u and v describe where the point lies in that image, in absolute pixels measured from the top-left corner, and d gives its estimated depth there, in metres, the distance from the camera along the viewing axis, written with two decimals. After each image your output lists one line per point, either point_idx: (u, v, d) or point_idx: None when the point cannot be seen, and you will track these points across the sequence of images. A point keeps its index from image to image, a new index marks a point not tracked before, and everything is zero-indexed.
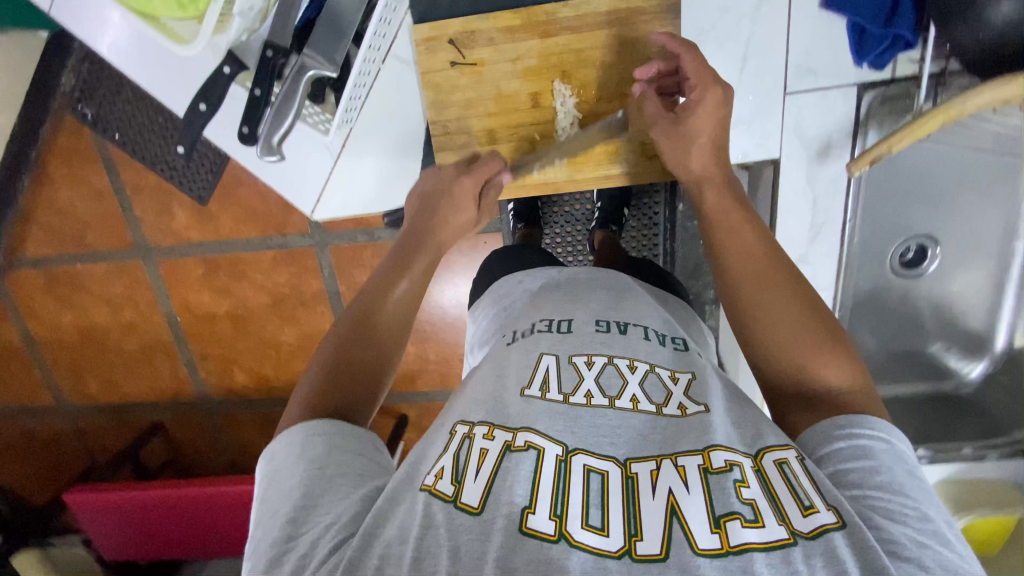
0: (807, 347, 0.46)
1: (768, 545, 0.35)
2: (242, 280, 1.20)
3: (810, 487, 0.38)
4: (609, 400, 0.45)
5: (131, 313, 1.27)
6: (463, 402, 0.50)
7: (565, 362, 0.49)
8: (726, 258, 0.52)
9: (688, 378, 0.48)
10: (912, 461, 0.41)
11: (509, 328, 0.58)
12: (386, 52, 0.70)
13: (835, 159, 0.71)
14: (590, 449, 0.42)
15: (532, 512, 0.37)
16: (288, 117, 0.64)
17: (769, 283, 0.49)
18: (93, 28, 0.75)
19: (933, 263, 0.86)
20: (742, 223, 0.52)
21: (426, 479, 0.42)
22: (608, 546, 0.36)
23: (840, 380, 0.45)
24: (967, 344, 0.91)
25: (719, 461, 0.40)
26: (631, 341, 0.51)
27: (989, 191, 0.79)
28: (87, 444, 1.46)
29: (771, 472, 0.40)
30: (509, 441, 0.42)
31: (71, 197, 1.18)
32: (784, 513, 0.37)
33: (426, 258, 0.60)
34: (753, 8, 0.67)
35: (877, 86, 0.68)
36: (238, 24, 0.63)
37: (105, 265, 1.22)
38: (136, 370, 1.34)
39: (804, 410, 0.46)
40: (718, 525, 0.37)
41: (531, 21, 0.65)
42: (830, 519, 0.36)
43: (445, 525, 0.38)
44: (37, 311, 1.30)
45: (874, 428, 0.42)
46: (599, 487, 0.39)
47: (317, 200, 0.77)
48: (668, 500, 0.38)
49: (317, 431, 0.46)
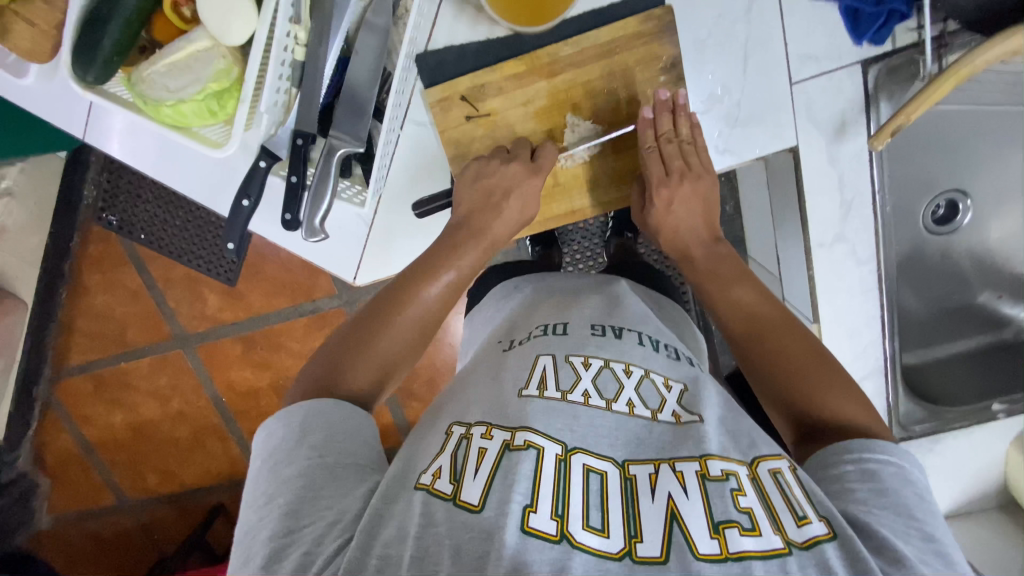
0: (819, 388, 0.54)
1: (766, 553, 0.42)
2: (280, 351, 1.24)
3: (803, 498, 0.45)
4: (606, 402, 0.52)
5: (177, 402, 1.31)
6: (458, 404, 0.56)
7: (561, 361, 0.55)
8: (730, 320, 0.60)
9: (681, 387, 0.55)
10: (920, 485, 0.47)
11: (506, 335, 0.63)
12: (404, 117, 0.73)
13: (852, 136, 0.72)
14: (588, 450, 0.48)
15: (533, 511, 0.43)
16: (325, 199, 0.67)
17: (772, 335, 0.58)
18: (112, 143, 0.80)
19: (967, 216, 0.87)
20: (742, 284, 0.61)
21: (424, 478, 0.47)
22: (609, 547, 0.42)
23: (851, 415, 0.52)
24: (1016, 289, 0.90)
25: (716, 470, 0.46)
26: (624, 345, 0.57)
27: (1009, 136, 0.81)
28: (152, 538, 1.46)
29: (765, 480, 0.47)
30: (508, 440, 0.48)
31: (108, 301, 1.24)
32: (780, 523, 0.44)
33: (474, 253, 0.63)
34: (745, 9, 0.70)
35: (879, 60, 0.69)
36: (267, 119, 0.65)
37: (148, 360, 1.27)
38: (190, 456, 1.36)
39: (810, 441, 0.54)
40: (718, 531, 0.43)
41: (535, 64, 0.68)
42: (822, 530, 0.43)
43: (445, 524, 0.43)
44: (88, 415, 1.34)
45: (885, 453, 0.48)
46: (597, 487, 0.46)
47: (357, 267, 0.80)
48: (667, 504, 0.45)
49: (317, 413, 0.50)
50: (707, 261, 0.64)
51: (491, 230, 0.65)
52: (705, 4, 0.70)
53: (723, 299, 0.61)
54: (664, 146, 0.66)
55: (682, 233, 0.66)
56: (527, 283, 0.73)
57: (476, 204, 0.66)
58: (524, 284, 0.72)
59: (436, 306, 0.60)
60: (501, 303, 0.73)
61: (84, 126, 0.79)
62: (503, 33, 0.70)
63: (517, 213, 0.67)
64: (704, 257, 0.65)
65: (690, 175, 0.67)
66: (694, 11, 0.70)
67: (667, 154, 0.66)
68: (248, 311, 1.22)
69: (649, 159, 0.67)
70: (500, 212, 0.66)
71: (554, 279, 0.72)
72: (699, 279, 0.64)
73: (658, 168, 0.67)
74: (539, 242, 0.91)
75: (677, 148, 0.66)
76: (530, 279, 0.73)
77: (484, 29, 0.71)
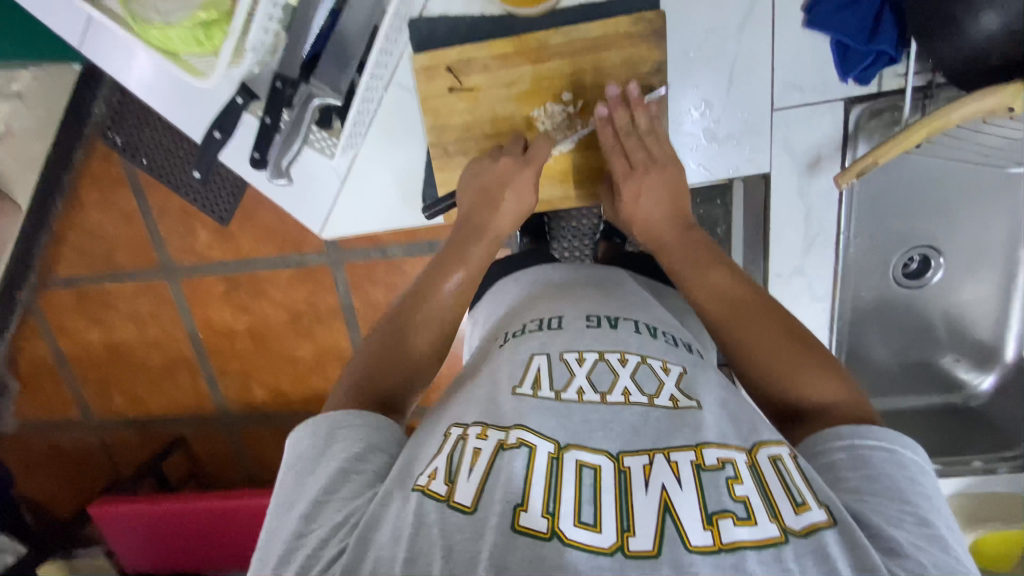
0: (801, 372, 0.50)
1: (761, 544, 0.38)
2: (261, 297, 1.24)
3: (802, 484, 0.42)
4: (602, 396, 0.48)
5: (154, 329, 1.32)
6: (458, 407, 0.53)
7: (555, 359, 0.52)
8: (703, 301, 0.56)
9: (679, 371, 0.52)
10: (914, 468, 0.44)
11: (501, 331, 0.63)
12: (389, 79, 0.74)
13: (824, 171, 0.74)
14: (582, 444, 0.44)
15: (524, 509, 0.40)
16: (296, 141, 0.71)
17: (750, 318, 0.53)
18: (122, 64, 0.80)
19: (937, 273, 0.86)
20: (717, 264, 0.56)
21: (419, 480, 0.44)
22: (601, 542, 0.39)
23: (831, 396, 0.49)
24: (977, 356, 0.90)
25: (711, 459, 0.42)
26: (620, 335, 0.55)
27: (991, 202, 0.80)
28: (113, 458, 1.50)
29: (765, 468, 0.43)
30: (501, 439, 0.45)
31: (102, 220, 1.24)
32: (777, 511, 0.40)
33: (483, 246, 0.64)
34: (738, 28, 0.70)
35: (863, 100, 0.70)
36: (250, 58, 0.66)
37: (131, 284, 1.28)
38: (159, 384, 1.39)
39: (795, 425, 0.51)
40: (711, 522, 0.39)
41: (524, 47, 0.69)
42: (822, 518, 0.40)
43: (438, 525, 0.41)
44: (68, 328, 1.36)
45: (877, 438, 0.45)
46: (591, 482, 0.42)
47: (324, 220, 0.82)
48: (661, 496, 0.41)
49: (342, 424, 0.51)
50: (687, 242, 0.60)
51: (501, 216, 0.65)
52: (699, 18, 0.70)
53: (698, 282, 0.56)
54: (624, 142, 0.66)
55: (656, 225, 0.62)
56: (525, 274, 0.73)
57: (476, 201, 0.66)
58: (523, 276, 0.72)
59: (454, 301, 0.61)
60: (498, 296, 0.73)
61: (84, 38, 0.80)
62: (497, 11, 0.70)
63: (516, 209, 0.66)
64: (680, 242, 0.60)
65: (655, 167, 0.64)
66: (687, 23, 0.70)
67: (629, 150, 0.66)
68: (237, 252, 1.21)
69: (611, 158, 0.66)
70: (498, 206, 0.66)
71: (561, 270, 0.71)
72: (673, 264, 0.59)
73: (624, 162, 0.66)
74: (527, 233, 0.93)
75: (637, 142, 0.66)
76: (527, 270, 0.74)
77: (478, 4, 0.71)
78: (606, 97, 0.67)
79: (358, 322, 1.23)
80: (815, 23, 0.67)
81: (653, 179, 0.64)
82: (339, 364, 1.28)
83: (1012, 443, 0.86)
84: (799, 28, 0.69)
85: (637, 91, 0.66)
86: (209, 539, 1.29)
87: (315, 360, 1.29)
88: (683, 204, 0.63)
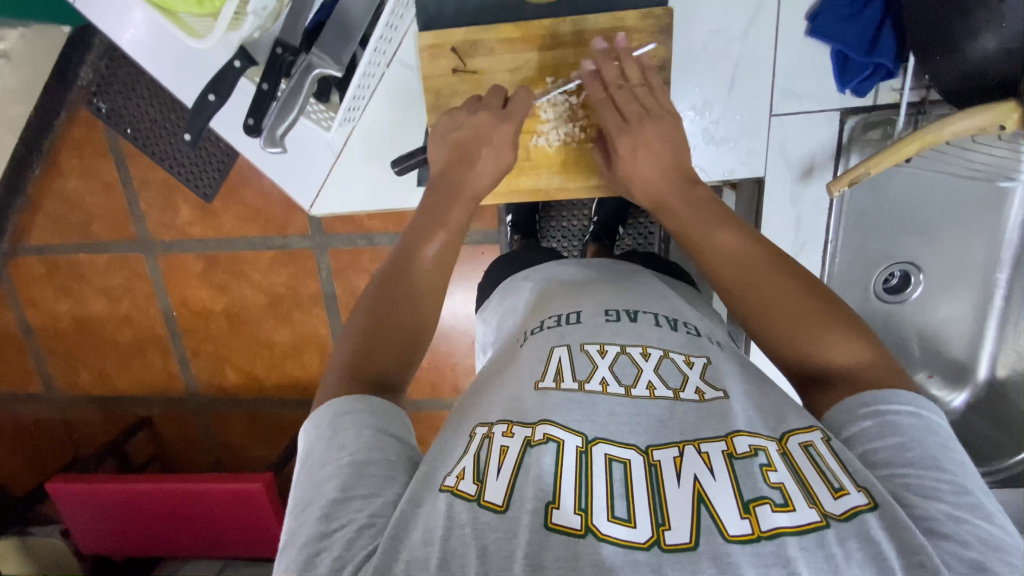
0: (817, 333, 0.51)
1: (802, 529, 0.39)
2: (240, 278, 1.22)
3: (838, 469, 0.42)
4: (625, 389, 0.49)
5: (127, 305, 1.28)
6: (483, 403, 0.53)
7: (576, 351, 0.53)
8: (714, 266, 0.57)
9: (703, 362, 0.53)
10: (944, 433, 0.44)
11: (521, 330, 0.63)
12: (392, 56, 0.73)
13: (817, 180, 0.76)
14: (610, 439, 0.45)
15: (556, 507, 0.41)
16: (292, 111, 0.68)
17: (762, 282, 0.54)
18: (111, 21, 0.75)
19: (917, 289, 0.88)
20: (725, 228, 0.57)
21: (447, 480, 0.45)
22: (636, 537, 0.40)
23: (850, 357, 0.50)
24: (951, 374, 0.92)
25: (743, 447, 0.44)
26: (641, 328, 0.56)
27: (972, 224, 0.82)
28: (74, 437, 1.46)
29: (797, 454, 0.44)
30: (528, 436, 0.46)
31: (79, 188, 1.19)
32: (815, 497, 0.41)
33: (461, 212, 0.62)
34: (742, 31, 0.71)
35: (858, 112, 0.72)
36: (251, 24, 0.66)
37: (106, 257, 1.24)
38: (127, 362, 1.35)
39: (816, 388, 0.51)
40: (748, 510, 0.40)
41: (530, 33, 0.69)
42: (862, 501, 0.40)
43: (471, 525, 0.42)
44: (35, 298, 1.31)
45: (901, 402, 0.46)
46: (622, 476, 0.43)
47: (316, 194, 0.80)
48: (694, 486, 0.42)
49: (345, 410, 0.50)
50: (696, 204, 0.59)
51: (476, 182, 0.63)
52: (704, 19, 0.70)
53: (708, 247, 0.57)
54: (613, 94, 0.64)
55: (656, 181, 0.62)
56: (533, 274, 0.72)
57: (453, 158, 0.65)
58: (532, 275, 0.72)
59: (437, 271, 0.60)
60: (507, 297, 0.72)
61: None
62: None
63: (492, 168, 0.65)
64: (683, 206, 0.59)
65: (650, 118, 0.63)
66: (691, 23, 0.71)
67: (620, 102, 0.64)
68: (218, 230, 1.18)
69: (602, 111, 0.64)
70: (477, 164, 0.64)
71: (569, 265, 0.71)
72: (681, 230, 0.59)
73: (616, 116, 0.64)
74: (519, 231, 0.93)
75: (629, 93, 0.64)
76: (536, 268, 0.73)
77: None
78: (594, 52, 0.66)
79: (339, 309, 1.21)
80: (817, 32, 0.69)
81: (648, 132, 0.62)
82: (316, 352, 1.26)
83: (983, 459, 0.90)
84: (801, 35, 0.70)
85: (625, 41, 0.65)
86: (165, 522, 1.25)
87: (292, 345, 1.27)
88: (682, 164, 0.62)
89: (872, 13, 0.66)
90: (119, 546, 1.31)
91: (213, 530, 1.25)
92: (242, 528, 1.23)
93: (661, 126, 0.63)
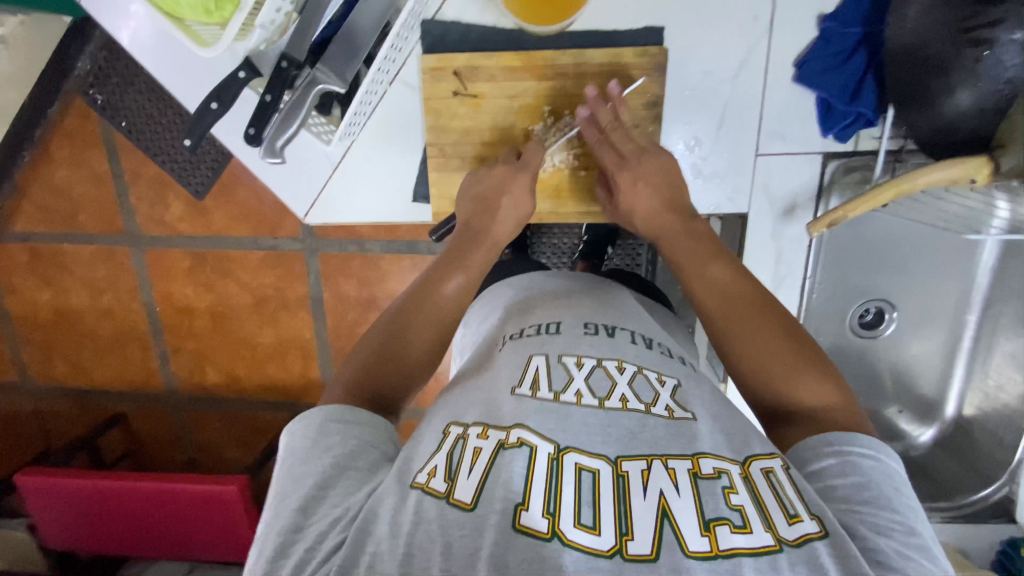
0: (793, 373, 0.54)
1: (757, 550, 0.41)
2: (227, 277, 1.22)
3: (795, 496, 0.44)
4: (599, 401, 0.50)
5: (110, 298, 1.27)
6: (456, 406, 0.55)
7: (554, 361, 0.55)
8: (703, 296, 0.60)
9: (674, 383, 0.54)
10: (898, 479, 0.47)
11: (501, 333, 0.65)
12: (394, 75, 0.74)
13: (798, 220, 0.79)
14: (581, 447, 0.46)
15: (525, 508, 0.42)
16: (294, 124, 0.71)
17: (745, 317, 0.57)
18: (115, 18, 0.74)
19: (889, 326, 0.91)
20: (719, 261, 0.60)
21: (419, 476, 0.46)
22: (600, 544, 0.41)
23: (820, 399, 0.53)
24: (918, 410, 0.96)
25: (708, 467, 0.45)
26: (618, 344, 0.57)
27: (942, 267, 0.86)
28: (45, 428, 1.43)
29: (758, 479, 0.46)
30: (502, 439, 0.47)
31: (68, 178, 1.18)
32: (771, 521, 0.43)
33: (483, 252, 0.66)
34: (733, 72, 0.73)
35: (839, 156, 0.76)
36: (258, 35, 0.68)
37: (91, 249, 1.23)
38: (105, 355, 1.33)
39: (783, 425, 0.54)
40: (708, 528, 0.42)
41: (531, 63, 0.71)
42: (814, 529, 0.42)
43: (437, 521, 0.43)
44: (16, 286, 1.29)
45: (865, 446, 0.49)
46: (590, 485, 0.44)
47: (311, 205, 0.81)
48: (659, 501, 0.43)
49: (336, 420, 0.53)
50: (693, 239, 0.63)
51: (499, 224, 0.67)
52: (698, 58, 0.73)
53: (700, 277, 0.60)
54: (610, 137, 0.69)
55: (655, 216, 0.65)
56: (517, 281, 0.74)
57: (474, 208, 0.69)
58: (516, 283, 0.73)
59: (456, 302, 0.63)
60: (486, 309, 0.73)
61: None
62: (509, 25, 0.73)
63: (513, 215, 0.69)
64: (680, 233, 0.63)
65: (647, 155, 0.68)
66: (684, 62, 0.73)
67: (616, 142, 0.69)
68: (208, 228, 1.18)
69: (600, 151, 0.69)
70: (495, 211, 0.68)
71: (550, 276, 0.73)
72: (676, 258, 0.63)
73: (613, 154, 0.69)
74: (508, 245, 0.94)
75: (624, 134, 0.68)
76: (519, 278, 0.75)
77: (493, 15, 0.73)
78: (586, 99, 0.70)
79: (325, 314, 1.22)
80: (803, 79, 0.72)
81: (641, 170, 0.67)
82: (300, 355, 1.26)
83: (945, 493, 0.93)
84: (790, 81, 0.73)
85: (616, 89, 0.68)
86: (133, 520, 1.23)
87: (276, 347, 1.26)
88: (679, 194, 0.66)
89: (857, 64, 0.70)
90: (84, 543, 1.28)
91: (182, 531, 1.23)
92: (213, 531, 1.22)
93: (654, 170, 0.67)
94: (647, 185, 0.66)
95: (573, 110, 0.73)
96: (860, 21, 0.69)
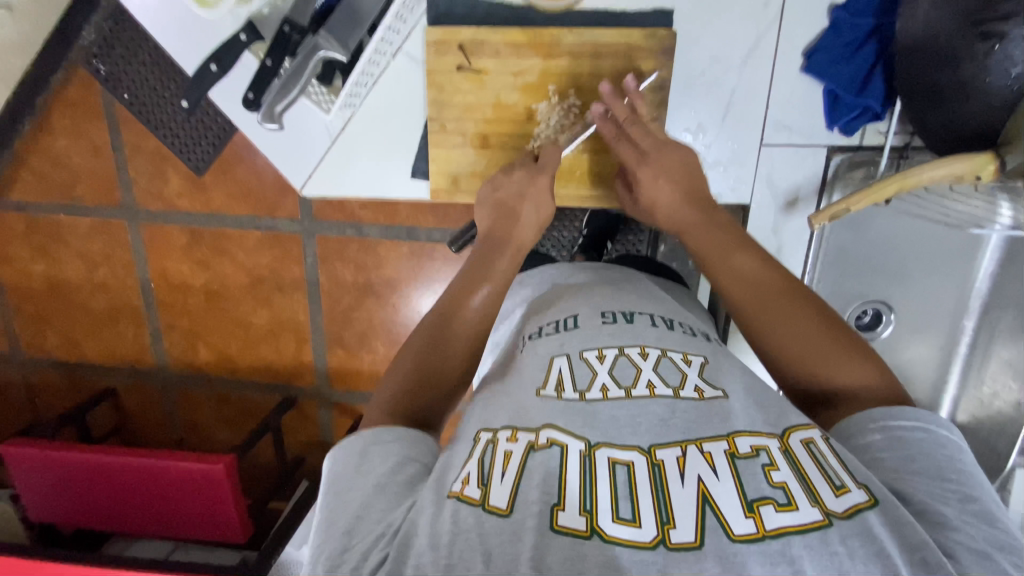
0: (830, 356, 0.54)
1: (804, 527, 0.39)
2: (224, 256, 1.20)
3: (839, 468, 0.44)
4: (626, 391, 0.50)
5: (105, 271, 1.26)
6: (482, 410, 0.54)
7: (576, 359, 0.54)
8: (729, 285, 0.59)
9: (701, 361, 0.54)
10: (952, 446, 0.47)
11: (521, 331, 0.64)
12: (398, 47, 0.74)
13: (800, 212, 0.79)
14: (612, 443, 0.45)
15: (561, 510, 0.41)
16: (293, 90, 0.73)
17: (775, 304, 0.57)
18: None
19: (887, 329, 0.89)
20: (745, 249, 0.60)
21: (453, 486, 0.45)
22: (642, 537, 0.40)
23: (859, 379, 0.53)
24: None
25: (745, 447, 0.44)
26: (638, 329, 0.57)
27: (944, 272, 0.85)
28: (35, 403, 1.42)
29: (799, 450, 0.45)
30: (532, 440, 0.46)
31: (68, 148, 1.16)
32: (818, 496, 0.41)
33: (506, 257, 0.66)
34: (741, 60, 0.73)
35: (844, 150, 0.76)
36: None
37: (88, 221, 1.21)
38: (97, 329, 1.32)
39: (824, 408, 0.55)
40: (752, 510, 0.41)
41: (537, 40, 0.71)
42: (863, 498, 0.42)
43: (476, 529, 0.41)
44: (11, 255, 1.28)
45: (911, 419, 0.48)
46: (625, 479, 0.43)
47: (308, 176, 0.80)
48: (699, 487, 0.42)
49: (376, 441, 0.51)
50: (723, 224, 0.62)
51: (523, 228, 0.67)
52: (706, 44, 0.72)
53: (725, 267, 0.60)
54: (626, 132, 0.68)
55: (678, 208, 0.65)
56: (532, 277, 0.74)
57: (495, 217, 0.69)
58: (529, 279, 0.73)
59: (482, 316, 0.62)
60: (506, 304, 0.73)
61: None
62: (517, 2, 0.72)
63: (535, 220, 0.69)
64: (702, 223, 0.63)
65: (666, 147, 0.67)
66: (691, 49, 0.73)
67: (633, 138, 0.68)
68: (206, 206, 1.16)
69: (618, 147, 0.68)
70: (518, 217, 0.68)
71: (563, 266, 0.73)
72: (699, 248, 0.62)
73: (632, 150, 0.68)
74: None
75: (642, 128, 0.68)
76: (531, 271, 0.75)
77: None
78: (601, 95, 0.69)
79: (320, 296, 1.20)
80: (811, 69, 0.72)
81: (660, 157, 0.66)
82: (293, 337, 1.25)
83: None
84: (797, 70, 0.73)
85: (632, 83, 0.69)
86: (124, 497, 1.21)
87: (269, 329, 1.25)
88: (698, 182, 0.66)
89: (867, 54, 0.69)
90: (73, 520, 1.27)
91: (171, 510, 1.21)
92: (203, 511, 1.19)
93: (671, 160, 0.66)
94: (651, 170, 0.66)
95: (577, 90, 0.73)
96: (872, 11, 0.68)
